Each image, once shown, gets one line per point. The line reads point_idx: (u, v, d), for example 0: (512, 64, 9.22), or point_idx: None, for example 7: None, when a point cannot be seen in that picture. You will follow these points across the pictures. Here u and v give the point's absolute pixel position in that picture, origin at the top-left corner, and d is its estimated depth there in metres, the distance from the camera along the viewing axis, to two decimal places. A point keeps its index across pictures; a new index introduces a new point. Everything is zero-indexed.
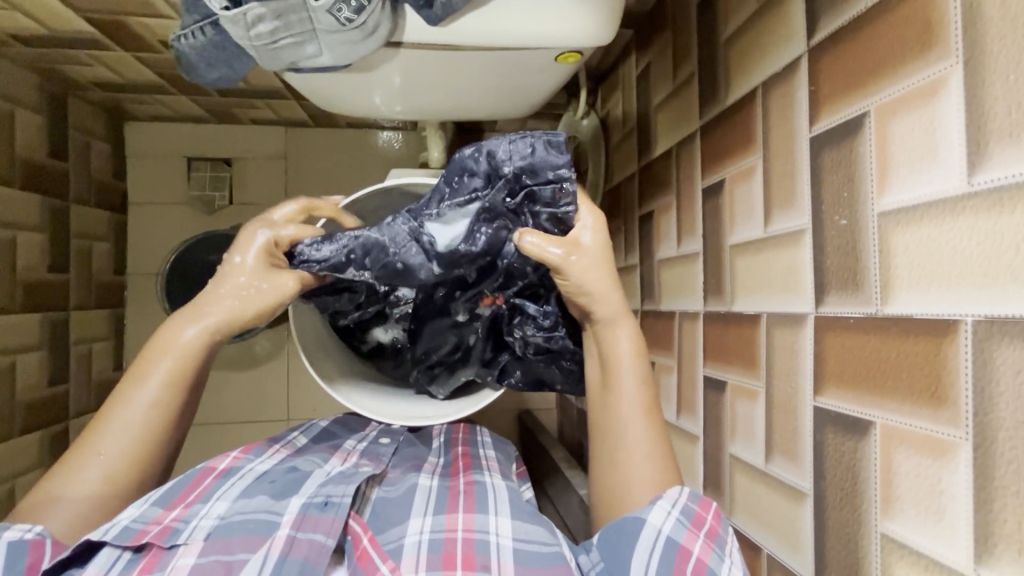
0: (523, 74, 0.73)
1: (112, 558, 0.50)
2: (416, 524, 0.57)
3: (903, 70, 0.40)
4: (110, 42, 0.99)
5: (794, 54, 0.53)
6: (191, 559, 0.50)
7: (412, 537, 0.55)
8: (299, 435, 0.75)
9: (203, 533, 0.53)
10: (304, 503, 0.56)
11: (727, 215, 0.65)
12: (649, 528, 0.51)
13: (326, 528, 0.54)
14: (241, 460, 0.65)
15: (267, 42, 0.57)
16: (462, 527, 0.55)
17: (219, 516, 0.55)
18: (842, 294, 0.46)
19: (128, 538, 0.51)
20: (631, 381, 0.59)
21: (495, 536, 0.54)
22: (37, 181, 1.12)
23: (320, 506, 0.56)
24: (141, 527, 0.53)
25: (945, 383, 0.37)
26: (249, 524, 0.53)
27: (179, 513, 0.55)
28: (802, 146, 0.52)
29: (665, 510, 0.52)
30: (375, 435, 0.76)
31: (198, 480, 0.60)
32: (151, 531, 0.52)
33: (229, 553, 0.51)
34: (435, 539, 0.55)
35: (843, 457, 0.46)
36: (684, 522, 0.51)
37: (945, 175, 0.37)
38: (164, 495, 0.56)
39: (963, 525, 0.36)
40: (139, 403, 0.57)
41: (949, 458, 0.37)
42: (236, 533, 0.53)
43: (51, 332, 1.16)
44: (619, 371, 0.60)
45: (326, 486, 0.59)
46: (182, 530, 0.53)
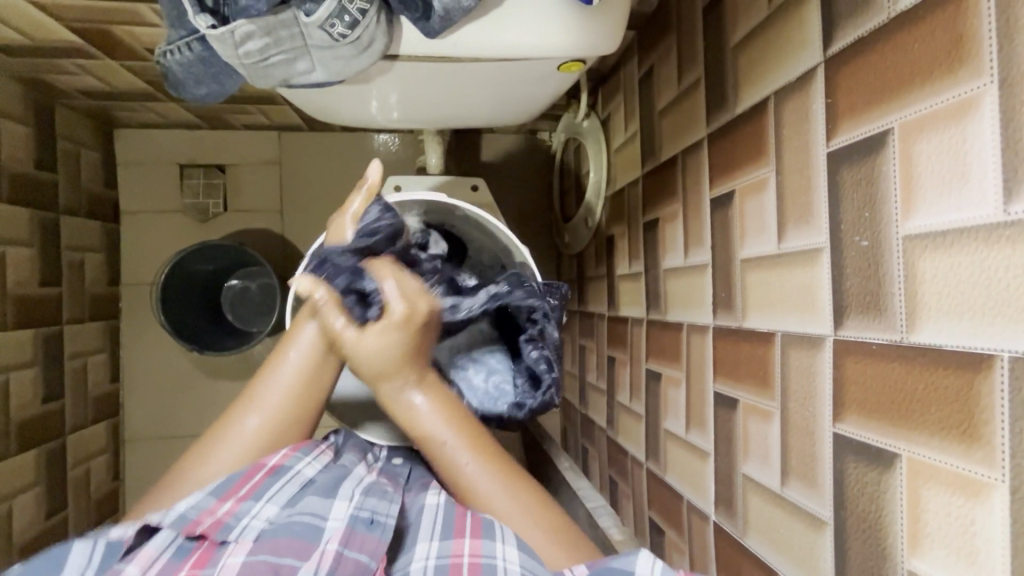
0: (524, 83, 0.70)
1: (165, 543, 0.50)
2: (423, 549, 0.55)
3: (931, 87, 0.38)
4: (96, 51, 0.96)
5: (809, 63, 0.51)
6: (241, 557, 0.48)
7: (418, 564, 0.54)
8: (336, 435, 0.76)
9: (252, 534, 0.52)
10: (352, 516, 0.54)
11: (738, 228, 0.63)
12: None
13: (371, 549, 0.52)
14: (292, 457, 0.61)
15: (256, 60, 0.54)
16: (468, 552, 0.53)
17: (268, 518, 0.55)
18: (863, 318, 0.44)
19: (182, 527, 0.52)
20: (457, 445, 0.59)
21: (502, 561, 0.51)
22: (25, 194, 1.09)
23: (366, 524, 0.54)
24: (195, 517, 0.53)
25: (978, 420, 0.35)
26: (298, 527, 0.52)
27: (231, 507, 0.54)
28: (818, 161, 0.49)
29: (650, 559, 0.49)
30: (386, 456, 0.80)
31: (250, 475, 0.58)
32: (204, 523, 0.52)
33: (278, 555, 0.49)
34: (440, 565, 0.53)
35: (866, 488, 0.44)
36: (672, 568, 0.49)
37: (978, 200, 0.35)
38: (218, 486, 0.56)
39: (999, 570, 0.34)
40: (276, 393, 0.61)
41: (981, 497, 0.35)
42: (283, 536, 0.51)
43: (44, 347, 1.14)
44: (427, 437, 0.59)
45: (369, 500, 0.58)
46: (234, 527, 0.53)
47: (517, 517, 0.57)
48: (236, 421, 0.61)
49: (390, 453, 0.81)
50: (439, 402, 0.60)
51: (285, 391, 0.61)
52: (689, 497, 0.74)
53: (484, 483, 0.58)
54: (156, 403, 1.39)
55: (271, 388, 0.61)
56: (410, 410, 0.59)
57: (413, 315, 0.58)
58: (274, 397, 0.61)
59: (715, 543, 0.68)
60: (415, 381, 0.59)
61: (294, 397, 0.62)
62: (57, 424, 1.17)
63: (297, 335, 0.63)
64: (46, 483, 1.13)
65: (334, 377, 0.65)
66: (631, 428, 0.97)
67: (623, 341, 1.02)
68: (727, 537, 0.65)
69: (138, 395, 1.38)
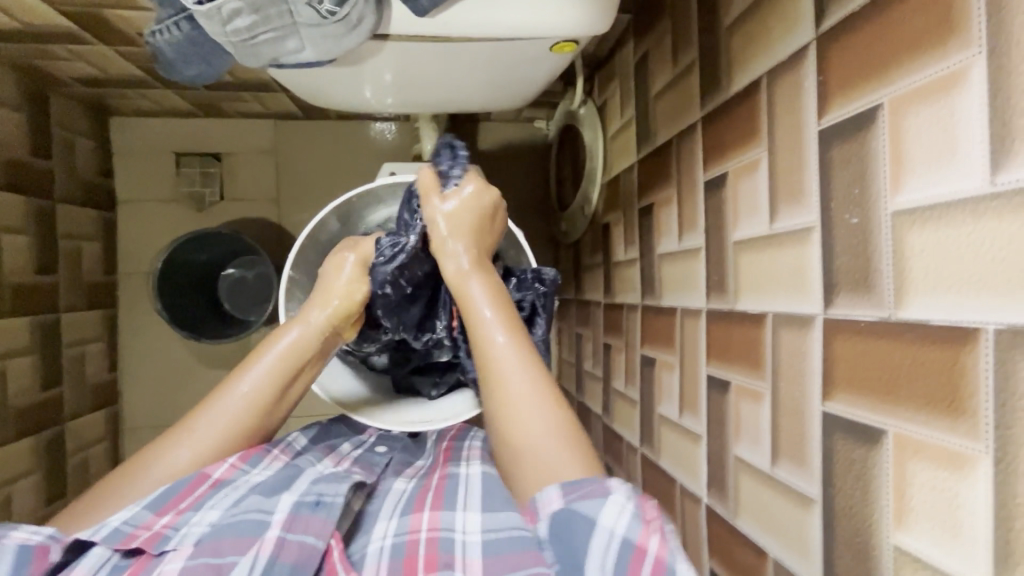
0: (518, 65, 0.70)
1: (101, 558, 0.52)
2: (381, 528, 0.58)
3: (921, 59, 0.38)
4: (88, 36, 0.95)
5: (801, 41, 0.51)
6: (179, 563, 0.49)
7: (376, 543, 0.56)
8: (299, 435, 0.76)
9: (193, 539, 0.53)
10: (295, 502, 0.55)
11: (731, 210, 0.63)
12: (600, 530, 0.45)
13: (316, 529, 0.53)
14: (238, 469, 0.62)
15: (245, 38, 0.54)
16: (427, 527, 0.56)
17: (211, 522, 0.55)
18: (853, 296, 0.44)
19: (118, 541, 0.53)
20: (497, 325, 0.62)
21: (461, 534, 0.55)
22: (20, 181, 1.09)
23: (311, 506, 0.55)
24: (131, 531, 0.54)
25: (964, 392, 0.35)
26: (241, 524, 0.53)
27: (170, 520, 0.56)
28: (810, 139, 0.49)
29: (619, 504, 0.46)
30: (371, 441, 0.78)
31: (194, 487, 0.59)
32: (140, 536, 0.54)
33: (220, 555, 0.50)
34: (398, 542, 0.55)
35: (853, 465, 0.44)
36: (638, 515, 0.45)
37: (966, 173, 0.35)
38: (157, 498, 0.57)
39: (982, 542, 0.34)
40: (219, 419, 0.63)
41: (966, 470, 0.35)
42: (228, 534, 0.52)
43: (41, 335, 1.14)
44: (474, 320, 0.63)
45: (318, 485, 0.58)
46: (172, 537, 0.54)
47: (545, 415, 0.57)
48: (183, 434, 0.62)
49: (377, 437, 0.81)
50: (489, 294, 0.65)
51: (244, 409, 0.64)
52: (682, 481, 0.75)
53: (515, 371, 0.59)
54: (154, 392, 1.39)
55: (226, 406, 0.63)
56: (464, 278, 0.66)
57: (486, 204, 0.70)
58: (229, 417, 0.63)
59: (708, 526, 0.68)
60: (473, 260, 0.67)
61: (249, 420, 0.64)
62: (54, 412, 1.17)
63: (266, 350, 0.67)
64: (44, 470, 1.13)
65: (285, 410, 0.67)
66: (627, 415, 0.97)
67: (618, 328, 1.02)
68: (720, 519, 0.65)
69: (136, 384, 1.39)
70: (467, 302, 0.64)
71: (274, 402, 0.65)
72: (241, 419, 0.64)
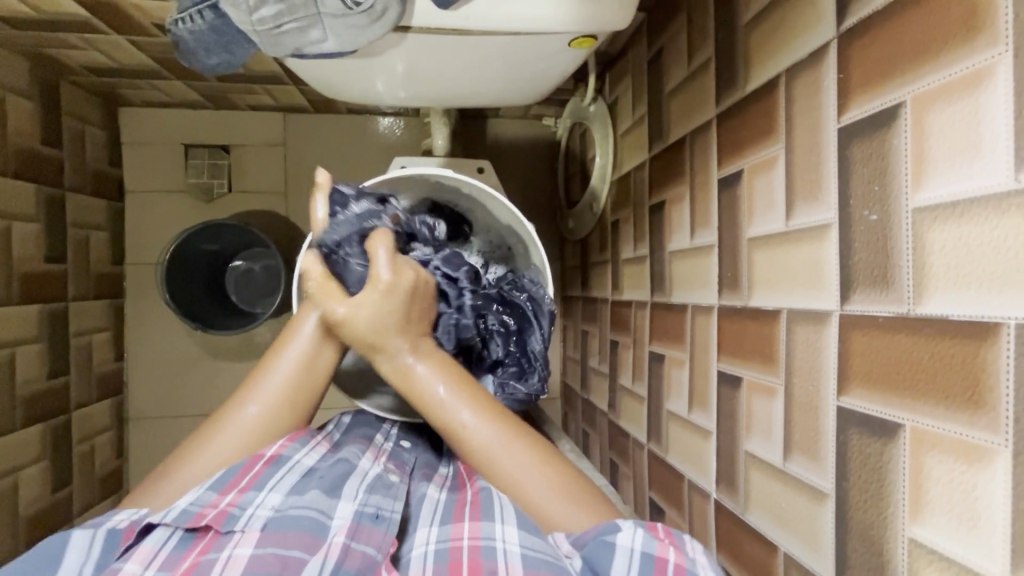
0: (535, 59, 0.70)
1: (166, 535, 0.52)
2: (423, 536, 0.57)
3: (944, 58, 0.39)
4: (103, 25, 0.96)
5: (821, 39, 0.51)
6: (247, 550, 0.49)
7: (419, 549, 0.55)
8: (332, 429, 0.77)
9: (260, 523, 0.53)
10: (357, 511, 0.56)
11: (745, 207, 0.63)
12: (620, 550, 0.49)
13: (377, 543, 0.54)
14: (289, 446, 0.63)
15: (269, 27, 0.54)
16: (468, 535, 0.54)
17: (273, 507, 0.55)
18: (870, 292, 0.45)
19: (186, 520, 0.53)
20: (457, 403, 0.60)
21: (501, 543, 0.52)
22: (31, 168, 1.09)
23: (372, 519, 0.56)
24: (198, 510, 0.54)
25: (984, 387, 0.36)
26: (305, 520, 0.53)
27: (234, 499, 0.56)
28: (829, 137, 0.50)
29: (631, 528, 0.51)
30: (397, 433, 0.80)
31: (250, 466, 0.59)
32: (208, 514, 0.53)
33: (286, 547, 0.50)
34: (441, 548, 0.54)
35: (869, 459, 0.45)
36: (649, 532, 0.51)
37: (989, 169, 0.35)
38: (219, 480, 0.57)
39: (1001, 534, 0.35)
40: (261, 403, 0.64)
41: (983, 462, 0.36)
42: (291, 528, 0.52)
43: (49, 323, 1.14)
44: (429, 404, 0.61)
45: (375, 496, 0.59)
46: (239, 517, 0.54)
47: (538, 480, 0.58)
48: (226, 432, 0.62)
49: (399, 429, 0.83)
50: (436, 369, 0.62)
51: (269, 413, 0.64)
52: (691, 477, 0.75)
53: (495, 439, 0.59)
54: (160, 382, 1.40)
55: (253, 410, 0.63)
56: (405, 368, 0.62)
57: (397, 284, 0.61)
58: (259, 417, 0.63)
59: (716, 520, 0.68)
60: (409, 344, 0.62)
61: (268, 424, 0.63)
62: (61, 400, 1.17)
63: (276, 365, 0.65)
64: (51, 458, 1.13)
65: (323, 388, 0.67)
66: (634, 412, 0.98)
67: (626, 325, 1.02)
68: (729, 514, 0.65)
69: (142, 374, 1.39)
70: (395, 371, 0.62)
71: (303, 396, 0.65)
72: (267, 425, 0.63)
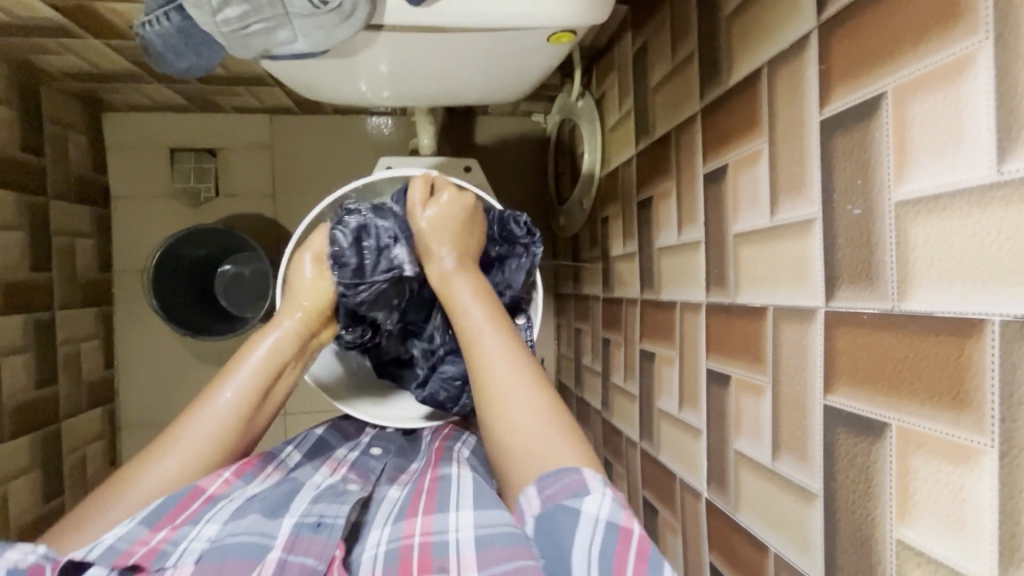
0: (515, 56, 0.69)
1: None
2: (376, 536, 0.56)
3: (924, 48, 0.37)
4: (80, 29, 0.94)
5: (802, 30, 0.50)
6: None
7: (371, 551, 0.54)
8: (293, 448, 0.75)
9: (193, 556, 0.52)
10: (296, 524, 0.55)
11: (731, 202, 0.62)
12: (584, 518, 0.48)
13: (317, 551, 0.53)
14: (232, 484, 0.63)
15: (236, 28, 0.53)
16: (421, 531, 0.54)
17: (210, 538, 0.55)
18: (855, 288, 0.44)
19: (112, 559, 0.52)
20: (488, 321, 0.66)
21: (455, 534, 0.52)
22: (12, 176, 1.08)
23: (313, 527, 0.54)
24: (126, 547, 0.54)
25: (969, 386, 0.35)
26: (241, 546, 0.52)
27: (167, 534, 0.55)
28: (812, 130, 0.48)
29: (598, 494, 0.50)
30: (365, 443, 0.79)
31: (185, 504, 0.59)
32: (137, 552, 0.53)
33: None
34: (392, 548, 0.53)
35: (856, 458, 0.44)
36: (618, 502, 0.50)
37: (972, 161, 0.34)
38: (151, 514, 0.57)
39: (988, 536, 0.34)
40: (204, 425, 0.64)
41: (971, 464, 0.35)
42: (231, 553, 0.51)
43: (36, 332, 1.13)
44: (458, 308, 0.68)
45: (318, 505, 0.58)
46: (170, 553, 0.53)
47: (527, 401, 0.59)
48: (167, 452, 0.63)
49: (371, 439, 0.81)
50: (471, 288, 0.69)
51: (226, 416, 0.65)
52: (682, 475, 0.75)
53: (497, 354, 0.63)
54: (151, 389, 1.39)
55: (209, 415, 0.64)
56: (445, 276, 0.70)
57: (465, 206, 0.73)
58: (214, 421, 0.64)
59: (708, 519, 0.68)
60: (454, 257, 0.71)
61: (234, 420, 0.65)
62: (50, 409, 1.16)
63: (235, 370, 0.67)
64: (42, 469, 1.13)
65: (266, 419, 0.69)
66: (626, 410, 0.97)
67: (617, 322, 1.01)
68: (720, 514, 0.64)
69: (134, 382, 1.38)
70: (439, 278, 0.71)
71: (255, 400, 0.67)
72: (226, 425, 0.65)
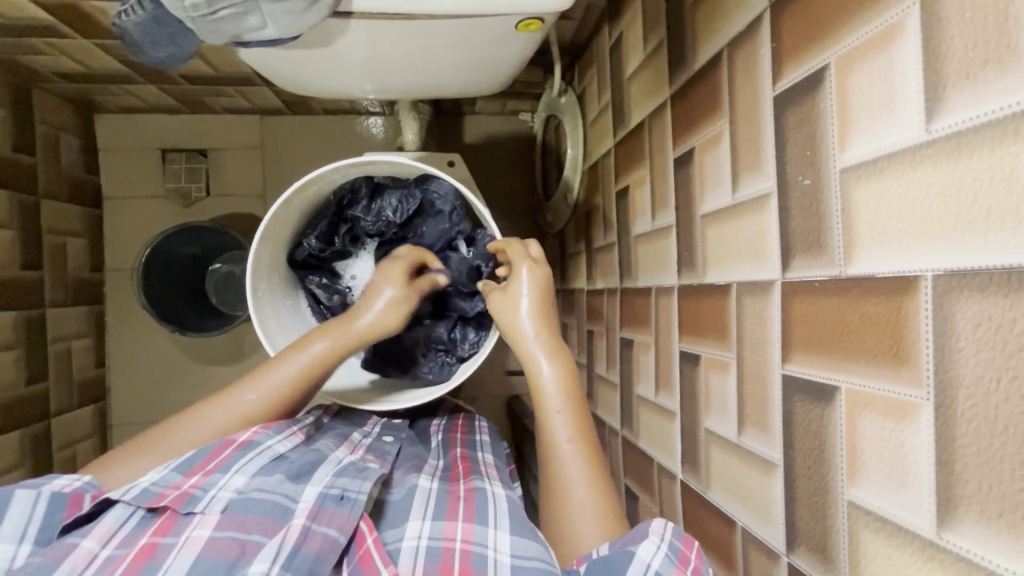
0: (488, 44, 0.70)
1: (127, 513, 0.55)
2: (414, 528, 0.57)
3: (862, 17, 0.38)
4: (67, 29, 0.96)
5: (756, 10, 0.51)
6: (207, 531, 0.51)
7: (411, 542, 0.55)
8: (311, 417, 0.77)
9: (220, 505, 0.54)
10: (321, 494, 0.56)
11: (698, 184, 0.63)
12: (637, 561, 0.49)
13: (340, 524, 0.54)
14: (260, 434, 0.65)
15: (205, 13, 0.54)
16: (460, 537, 0.55)
17: (237, 489, 0.57)
18: (808, 257, 0.45)
19: (145, 500, 0.55)
20: (566, 426, 0.63)
21: (493, 552, 0.53)
22: (2, 175, 1.10)
23: (337, 500, 0.56)
24: (160, 491, 0.57)
25: (906, 342, 0.35)
26: (267, 506, 0.55)
27: (197, 481, 0.57)
28: (766, 106, 0.50)
29: (653, 544, 0.50)
30: (377, 431, 0.80)
31: (217, 451, 0.61)
32: (167, 495, 0.56)
33: (245, 532, 0.52)
34: (434, 546, 0.54)
35: (811, 425, 0.45)
36: (671, 557, 0.49)
37: (904, 123, 0.35)
38: (184, 463, 0.60)
39: (926, 490, 0.34)
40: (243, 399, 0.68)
41: (909, 418, 0.35)
42: (253, 512, 0.54)
43: (26, 329, 1.14)
44: (544, 406, 0.64)
45: (342, 478, 0.59)
46: (200, 498, 0.55)
47: (592, 527, 0.58)
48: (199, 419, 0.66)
49: (380, 429, 0.82)
50: (558, 381, 0.65)
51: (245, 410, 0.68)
52: (659, 460, 0.75)
53: (576, 467, 0.60)
54: (142, 388, 1.39)
55: (250, 391, 0.68)
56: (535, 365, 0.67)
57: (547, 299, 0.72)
58: (242, 407, 0.67)
59: (682, 501, 0.68)
60: (546, 349, 0.67)
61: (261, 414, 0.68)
62: (41, 406, 1.17)
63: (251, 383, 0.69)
64: (32, 466, 1.13)
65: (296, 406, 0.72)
66: (609, 400, 0.97)
67: (600, 313, 1.02)
68: (693, 495, 0.65)
69: (125, 380, 1.39)
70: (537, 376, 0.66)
71: (291, 394, 0.70)
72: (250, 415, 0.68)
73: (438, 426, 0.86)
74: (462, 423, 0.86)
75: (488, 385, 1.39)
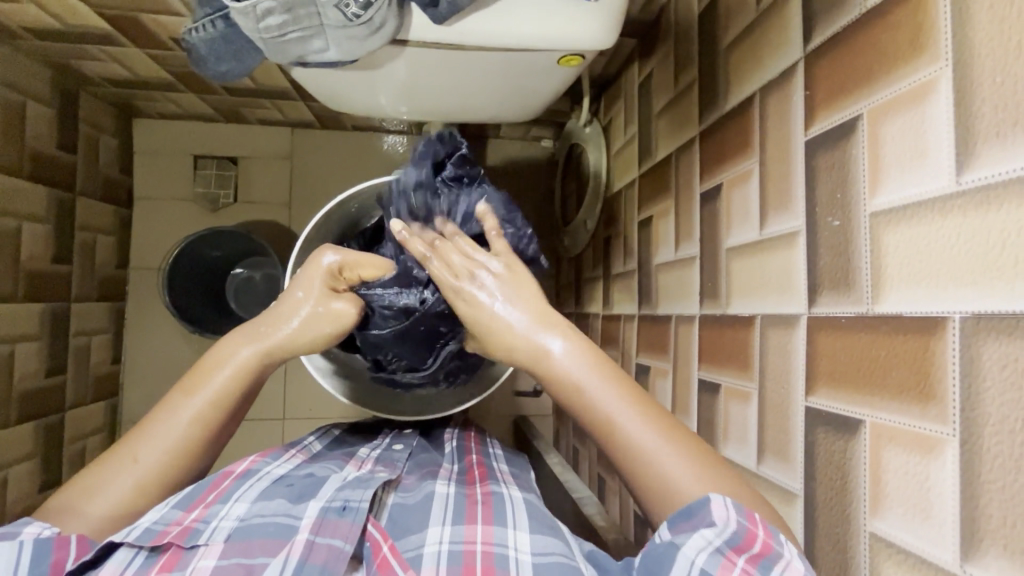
0: (528, 76, 0.74)
1: (129, 557, 0.51)
2: (435, 533, 0.57)
3: (896, 74, 0.41)
4: (122, 38, 1.01)
5: (790, 60, 0.54)
6: (211, 561, 0.51)
7: (432, 546, 0.55)
8: (314, 441, 0.79)
9: (223, 534, 0.54)
10: (323, 507, 0.57)
11: (725, 218, 0.65)
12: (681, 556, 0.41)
13: (344, 534, 0.54)
14: (258, 463, 0.67)
15: (275, 35, 0.58)
16: (481, 540, 0.55)
17: (238, 517, 0.56)
18: (834, 294, 0.47)
19: (149, 538, 0.52)
20: (639, 426, 0.51)
21: (515, 551, 0.53)
22: (45, 171, 1.14)
23: (338, 511, 0.56)
24: (163, 528, 0.54)
25: (933, 379, 0.37)
26: (270, 527, 0.54)
27: (199, 515, 0.56)
28: (798, 149, 0.52)
29: (705, 538, 0.42)
30: (387, 443, 0.81)
31: (217, 483, 0.61)
32: (171, 532, 0.53)
33: (251, 556, 0.52)
34: (454, 549, 0.54)
35: (834, 456, 0.46)
36: (721, 548, 0.41)
37: (935, 171, 0.38)
38: (184, 497, 0.58)
39: (950, 524, 0.36)
40: (167, 432, 0.59)
41: (935, 453, 0.37)
42: (257, 535, 0.53)
43: (51, 321, 1.17)
44: (594, 409, 0.53)
45: (344, 491, 0.60)
46: (203, 530, 0.54)
47: None
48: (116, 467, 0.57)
49: (389, 440, 0.83)
50: (590, 354, 0.54)
51: (208, 403, 0.61)
52: None
53: (679, 471, 0.48)
54: (153, 387, 1.40)
55: (169, 427, 0.59)
56: (541, 347, 0.55)
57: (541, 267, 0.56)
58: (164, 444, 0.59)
59: None
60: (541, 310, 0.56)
61: (189, 438, 0.60)
62: (56, 398, 1.18)
63: (203, 382, 0.61)
64: (42, 457, 1.14)
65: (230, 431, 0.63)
66: None
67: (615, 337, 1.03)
68: None
69: (138, 379, 1.40)
70: (571, 376, 0.54)
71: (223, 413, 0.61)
72: (233, 387, 0.62)
73: (452, 435, 0.87)
74: (475, 434, 0.86)
75: (495, 403, 1.39)
